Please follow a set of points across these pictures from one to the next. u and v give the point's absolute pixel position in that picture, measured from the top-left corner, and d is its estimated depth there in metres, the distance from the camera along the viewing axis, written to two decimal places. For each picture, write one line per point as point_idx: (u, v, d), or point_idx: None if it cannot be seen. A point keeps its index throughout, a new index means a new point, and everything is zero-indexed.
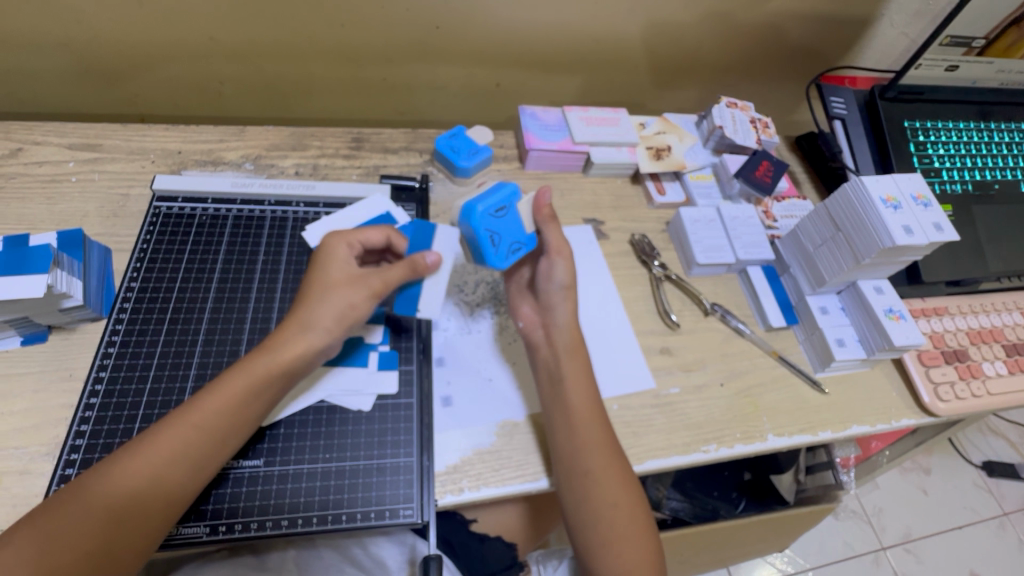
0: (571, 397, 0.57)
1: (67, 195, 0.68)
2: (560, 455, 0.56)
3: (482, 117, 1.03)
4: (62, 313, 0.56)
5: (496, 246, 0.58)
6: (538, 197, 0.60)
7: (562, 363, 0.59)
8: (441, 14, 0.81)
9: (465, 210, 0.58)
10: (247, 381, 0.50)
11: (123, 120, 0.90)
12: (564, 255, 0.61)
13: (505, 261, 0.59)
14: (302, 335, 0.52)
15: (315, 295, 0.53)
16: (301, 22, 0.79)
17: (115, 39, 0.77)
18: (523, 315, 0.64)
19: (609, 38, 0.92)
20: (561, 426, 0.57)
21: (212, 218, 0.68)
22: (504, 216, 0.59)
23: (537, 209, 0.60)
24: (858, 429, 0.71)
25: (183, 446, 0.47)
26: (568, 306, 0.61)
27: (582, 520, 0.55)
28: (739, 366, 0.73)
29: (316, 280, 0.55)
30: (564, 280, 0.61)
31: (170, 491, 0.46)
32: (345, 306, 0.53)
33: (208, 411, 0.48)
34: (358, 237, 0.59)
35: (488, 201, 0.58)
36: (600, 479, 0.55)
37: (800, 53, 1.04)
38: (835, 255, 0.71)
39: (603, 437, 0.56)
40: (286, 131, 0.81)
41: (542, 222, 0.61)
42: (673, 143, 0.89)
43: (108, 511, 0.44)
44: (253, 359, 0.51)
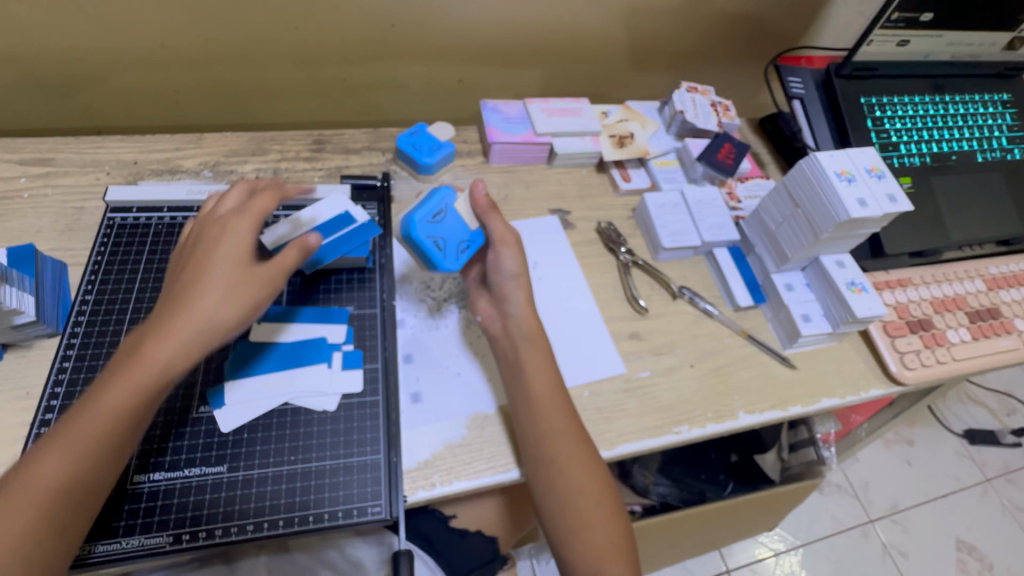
0: (534, 386, 0.58)
1: (18, 211, 0.67)
2: (529, 443, 0.56)
3: (446, 114, 1.03)
4: (14, 330, 0.55)
5: (442, 250, 0.61)
6: (473, 190, 0.62)
7: (522, 354, 0.59)
8: (396, 12, 0.81)
9: (405, 222, 0.61)
10: (172, 358, 0.47)
11: (80, 133, 0.89)
12: (510, 244, 0.62)
13: (455, 262, 0.62)
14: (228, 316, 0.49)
15: (231, 288, 0.50)
16: (255, 25, 0.78)
17: (62, 50, 0.75)
18: (481, 310, 0.65)
19: (567, 29, 0.92)
20: (526, 416, 0.57)
21: (168, 227, 0.67)
22: (443, 221, 0.62)
23: (475, 202, 0.62)
24: (828, 402, 0.72)
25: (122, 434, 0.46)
26: (521, 294, 0.62)
27: (547, 510, 0.55)
28: (709, 346, 0.74)
29: (225, 271, 0.50)
30: (513, 269, 0.62)
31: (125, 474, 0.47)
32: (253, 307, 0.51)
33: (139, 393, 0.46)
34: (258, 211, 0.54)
35: (424, 210, 0.62)
36: (566, 468, 0.55)
37: (759, 36, 1.05)
38: (795, 232, 0.72)
39: (569, 423, 0.57)
40: (246, 136, 0.80)
41: (484, 214, 0.62)
42: (636, 130, 0.89)
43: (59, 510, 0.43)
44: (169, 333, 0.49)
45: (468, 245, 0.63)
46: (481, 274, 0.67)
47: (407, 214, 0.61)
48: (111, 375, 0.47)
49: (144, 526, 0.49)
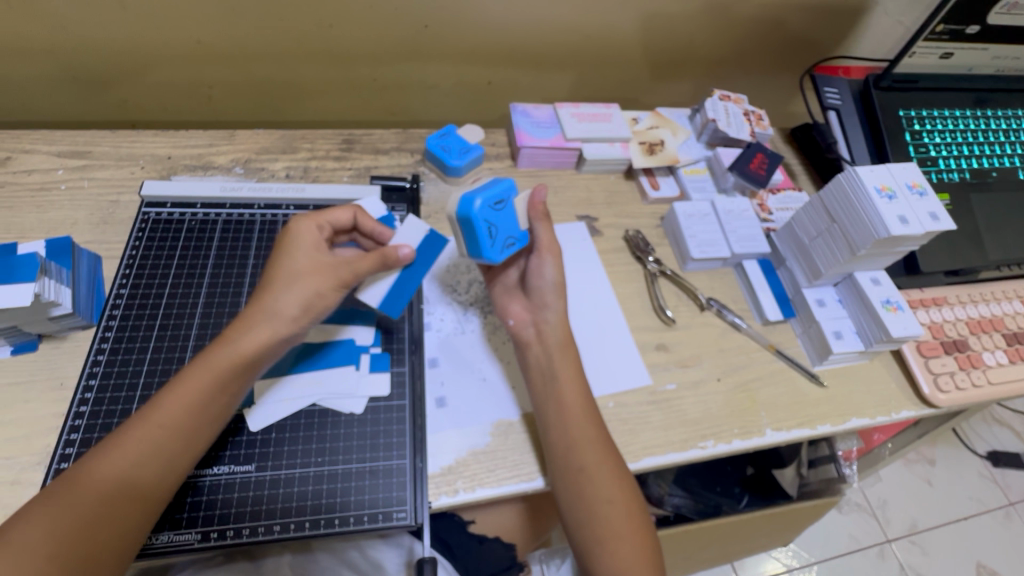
0: (565, 395, 0.57)
1: (56, 202, 0.68)
2: (555, 454, 0.55)
3: (474, 116, 1.02)
4: (51, 321, 0.56)
5: (494, 240, 0.58)
6: (536, 194, 0.60)
7: (556, 361, 0.59)
8: (430, 13, 0.81)
9: (463, 202, 0.56)
10: (207, 376, 0.49)
11: (114, 126, 0.90)
12: (553, 255, 0.63)
13: (499, 255, 0.59)
14: (266, 325, 0.51)
15: (280, 283, 0.52)
16: (290, 24, 0.79)
17: (102, 44, 0.76)
18: (513, 314, 0.64)
19: (599, 34, 0.91)
20: (556, 424, 0.56)
21: (202, 223, 0.68)
22: (502, 211, 0.59)
23: (532, 207, 0.62)
24: (858, 422, 0.70)
25: (147, 447, 0.46)
26: (560, 305, 0.62)
27: (573, 520, 0.55)
28: (737, 360, 0.72)
29: (281, 266, 0.54)
30: (555, 278, 0.62)
31: (144, 491, 0.46)
32: (312, 294, 0.52)
33: (173, 407, 0.48)
34: (326, 219, 0.59)
35: (487, 194, 0.57)
36: (594, 476, 0.54)
37: (793, 45, 1.03)
38: (830, 247, 0.71)
39: (595, 434, 0.56)
40: (276, 134, 0.80)
41: (535, 220, 0.62)
42: (666, 138, 0.88)
43: (75, 524, 0.43)
44: (214, 353, 0.50)
45: (514, 241, 0.61)
46: (515, 277, 0.66)
47: (465, 193, 0.57)
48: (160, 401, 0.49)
49: (173, 524, 0.50)
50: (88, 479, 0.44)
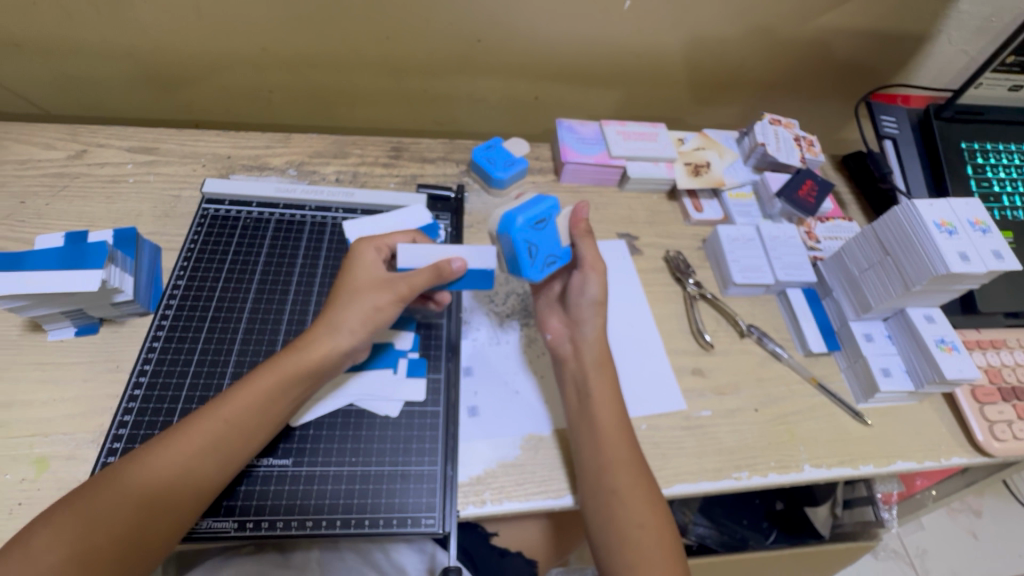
0: (600, 414, 0.57)
1: (124, 194, 0.72)
2: (587, 472, 0.55)
3: (519, 129, 1.04)
4: (113, 307, 0.59)
5: (533, 258, 0.59)
6: (576, 211, 0.62)
7: (590, 380, 0.59)
8: (483, 28, 0.83)
9: (504, 219, 0.59)
10: (272, 380, 0.52)
11: (180, 125, 0.95)
12: (598, 271, 0.62)
13: (540, 274, 0.60)
14: (329, 336, 0.54)
15: (343, 297, 0.55)
16: (350, 35, 0.82)
17: (176, 49, 0.81)
18: (551, 328, 0.65)
19: (649, 53, 0.91)
20: (590, 442, 0.56)
21: (256, 221, 0.71)
22: (543, 229, 0.60)
23: (574, 223, 0.62)
24: (903, 465, 0.67)
25: (210, 440, 0.48)
26: (597, 322, 0.61)
27: (601, 544, 0.53)
28: (776, 391, 0.70)
29: (344, 283, 0.57)
30: (597, 295, 0.61)
31: (199, 482, 0.47)
32: (372, 309, 0.55)
33: (238, 405, 0.50)
34: (387, 240, 0.60)
35: (528, 213, 0.59)
36: (626, 498, 0.53)
37: (849, 71, 1.00)
38: (882, 280, 0.68)
39: (631, 455, 0.55)
40: (329, 139, 0.83)
41: (580, 237, 0.62)
42: (712, 160, 0.87)
43: (137, 505, 0.45)
44: (282, 358, 0.53)
45: (556, 260, 0.61)
46: (558, 291, 0.66)
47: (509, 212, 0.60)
48: (227, 394, 0.51)
49: (213, 510, 0.51)
50: (154, 463, 0.46)
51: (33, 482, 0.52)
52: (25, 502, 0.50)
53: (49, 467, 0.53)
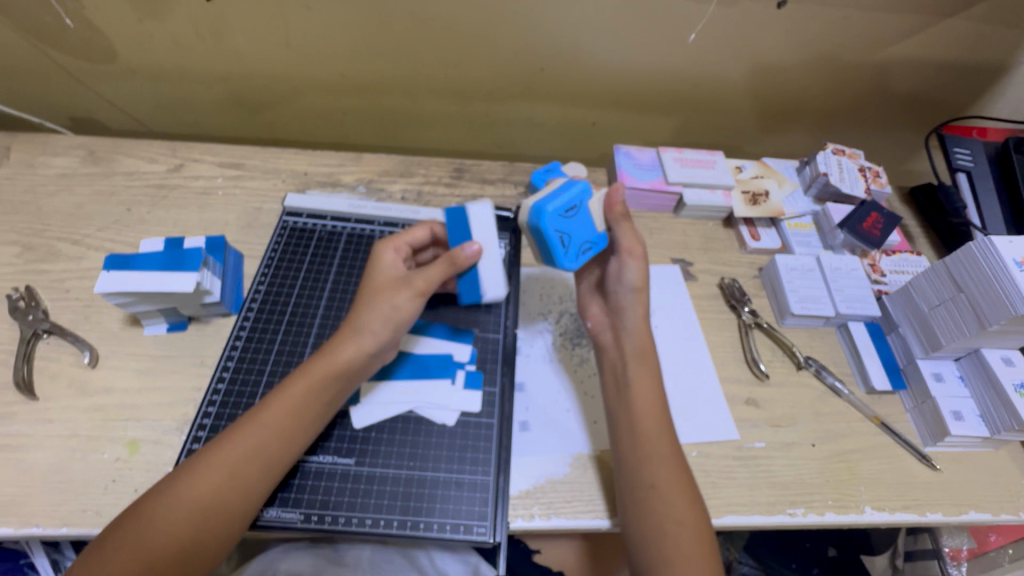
0: (638, 401, 0.57)
1: (214, 205, 0.79)
2: (624, 464, 0.55)
3: (575, 154, 1.07)
4: (202, 307, 0.65)
5: (567, 247, 0.61)
6: (610, 195, 0.63)
7: (630, 366, 0.59)
8: (547, 57, 0.87)
9: (534, 211, 0.59)
10: (307, 384, 0.54)
11: (261, 143, 1.04)
12: (636, 255, 0.63)
13: (575, 262, 0.62)
14: (352, 336, 0.56)
15: (364, 298, 0.58)
16: (421, 63, 0.87)
17: (265, 74, 0.89)
18: (592, 315, 0.67)
19: (709, 82, 0.92)
20: (629, 432, 0.56)
21: (329, 233, 0.76)
22: (574, 216, 0.61)
23: (610, 208, 0.64)
24: (975, 516, 0.63)
25: (253, 445, 0.51)
26: (637, 310, 0.62)
27: (636, 535, 0.52)
28: (835, 428, 0.68)
29: (364, 285, 0.60)
30: (636, 281, 0.63)
31: (246, 487, 0.50)
32: (390, 308, 0.57)
33: (277, 412, 0.52)
34: (405, 241, 0.64)
35: (556, 202, 0.58)
36: (666, 496, 0.52)
37: (919, 102, 0.98)
38: (954, 318, 0.66)
39: (670, 454, 0.55)
40: (396, 159, 0.88)
41: (615, 221, 0.64)
42: (772, 188, 0.86)
43: (193, 511, 0.47)
44: (311, 364, 0.55)
45: (591, 245, 0.63)
46: (595, 279, 0.69)
47: (538, 202, 0.59)
48: (266, 400, 0.54)
49: (282, 502, 0.54)
50: (205, 467, 0.49)
51: (126, 462, 0.57)
52: (118, 480, 0.56)
53: (140, 449, 0.58)
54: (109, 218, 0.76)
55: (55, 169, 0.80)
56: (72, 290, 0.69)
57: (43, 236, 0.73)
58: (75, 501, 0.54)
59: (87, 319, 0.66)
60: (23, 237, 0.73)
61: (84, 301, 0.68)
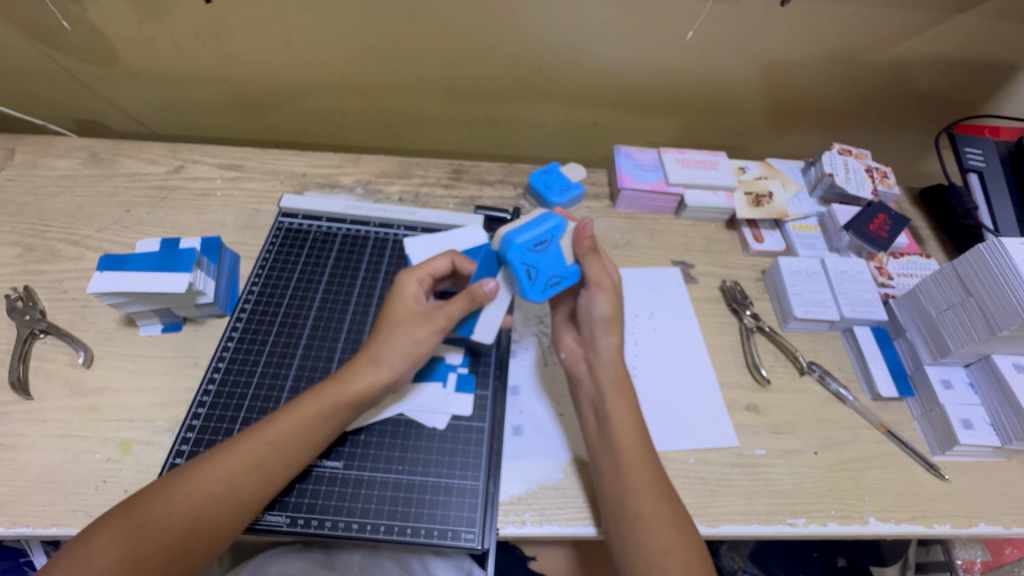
0: (619, 432, 0.55)
1: (212, 206, 0.79)
2: (608, 495, 0.54)
3: (577, 155, 1.06)
4: (196, 308, 0.65)
5: (533, 280, 0.55)
6: (580, 229, 0.56)
7: (607, 399, 0.57)
8: (546, 57, 0.86)
9: (503, 242, 0.54)
10: (319, 406, 0.53)
11: (263, 145, 1.04)
12: (607, 289, 0.58)
13: (542, 295, 0.56)
14: (371, 369, 0.55)
15: (385, 332, 0.56)
16: (419, 63, 0.87)
17: (265, 76, 0.89)
18: (566, 346, 0.63)
19: (711, 81, 0.91)
20: (609, 464, 0.55)
21: (325, 234, 0.76)
22: (544, 250, 0.55)
23: (577, 242, 0.56)
24: (985, 528, 0.61)
25: (257, 459, 0.50)
26: (612, 339, 0.59)
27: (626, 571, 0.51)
28: (839, 435, 0.66)
29: (384, 316, 0.57)
30: (606, 314, 0.58)
31: (244, 500, 0.49)
32: (411, 343, 0.55)
33: (285, 428, 0.52)
34: (427, 271, 0.60)
35: (528, 233, 0.54)
36: (650, 523, 0.51)
37: (929, 101, 0.95)
38: (963, 323, 0.64)
39: (655, 479, 0.53)
40: (395, 160, 0.88)
41: (584, 257, 0.57)
42: (775, 189, 0.84)
43: (188, 517, 0.47)
44: (326, 388, 0.54)
45: (562, 280, 0.57)
46: (568, 310, 0.64)
47: (507, 233, 0.55)
48: (275, 415, 0.53)
49: (269, 505, 0.54)
50: (205, 474, 0.49)
51: (117, 462, 0.57)
52: (109, 480, 0.56)
53: (131, 450, 0.58)
54: (108, 219, 0.77)
55: (57, 171, 0.81)
56: (70, 291, 0.69)
57: (43, 236, 0.74)
58: (65, 501, 0.54)
59: (84, 319, 0.67)
60: (24, 238, 0.74)
61: (81, 301, 0.68)
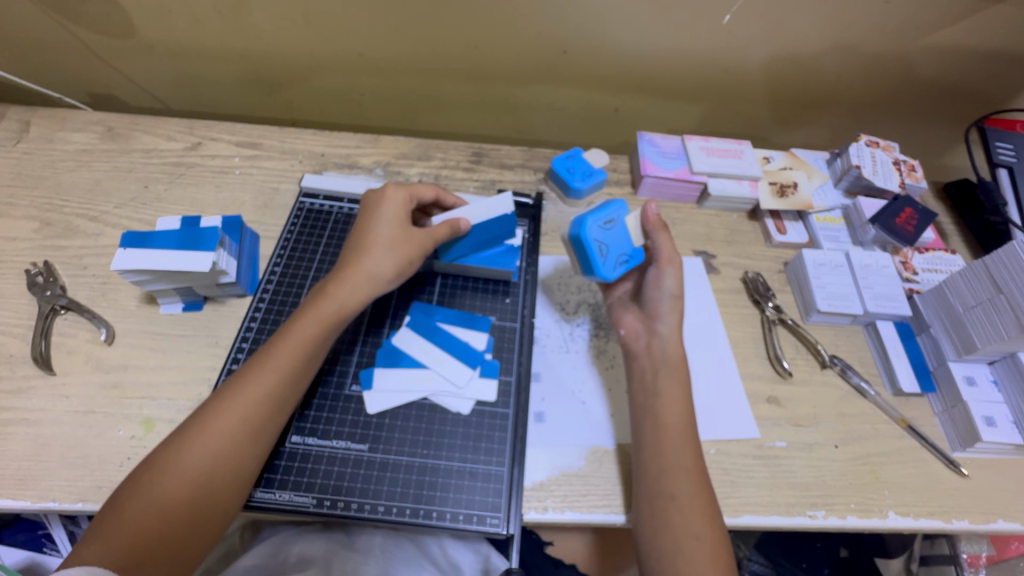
0: (665, 414, 0.56)
1: (230, 185, 0.78)
2: (644, 474, 0.54)
3: (597, 140, 1.04)
4: (217, 287, 0.64)
5: (604, 257, 0.61)
6: (645, 211, 0.63)
7: (660, 376, 0.58)
8: (571, 39, 0.84)
9: (575, 223, 0.60)
10: (320, 326, 0.56)
11: (279, 123, 1.03)
12: (674, 265, 0.63)
13: (613, 272, 0.61)
14: (366, 286, 0.59)
15: (379, 250, 0.60)
16: (441, 43, 0.85)
17: (283, 52, 0.87)
18: (626, 324, 0.65)
19: (737, 69, 0.89)
20: (653, 442, 0.55)
21: (346, 216, 0.75)
22: (611, 230, 0.62)
23: (646, 220, 0.63)
24: (1004, 525, 0.61)
25: (269, 387, 0.52)
26: (674, 317, 0.61)
27: (650, 549, 0.51)
28: (860, 429, 0.66)
29: (377, 238, 0.61)
30: (674, 289, 0.62)
31: (265, 426, 0.51)
32: (401, 262, 0.61)
33: (289, 353, 0.54)
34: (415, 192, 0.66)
35: (597, 214, 0.60)
36: (685, 506, 0.51)
37: (959, 94, 0.93)
38: (991, 321, 0.63)
39: (692, 461, 0.54)
40: (414, 142, 0.86)
41: (653, 232, 0.63)
42: (800, 180, 0.83)
43: (219, 450, 0.49)
44: (322, 305, 0.57)
45: (627, 259, 0.63)
46: (629, 291, 0.68)
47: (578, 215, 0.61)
48: (273, 341, 0.55)
49: (293, 485, 0.54)
50: (226, 410, 0.50)
51: (141, 440, 0.57)
52: (133, 457, 0.56)
53: (154, 427, 0.58)
54: (126, 195, 0.76)
55: (74, 145, 0.80)
56: (89, 267, 0.69)
57: (61, 211, 0.73)
58: (91, 477, 0.54)
59: (105, 296, 0.66)
60: (42, 213, 0.73)
61: (101, 277, 0.68)
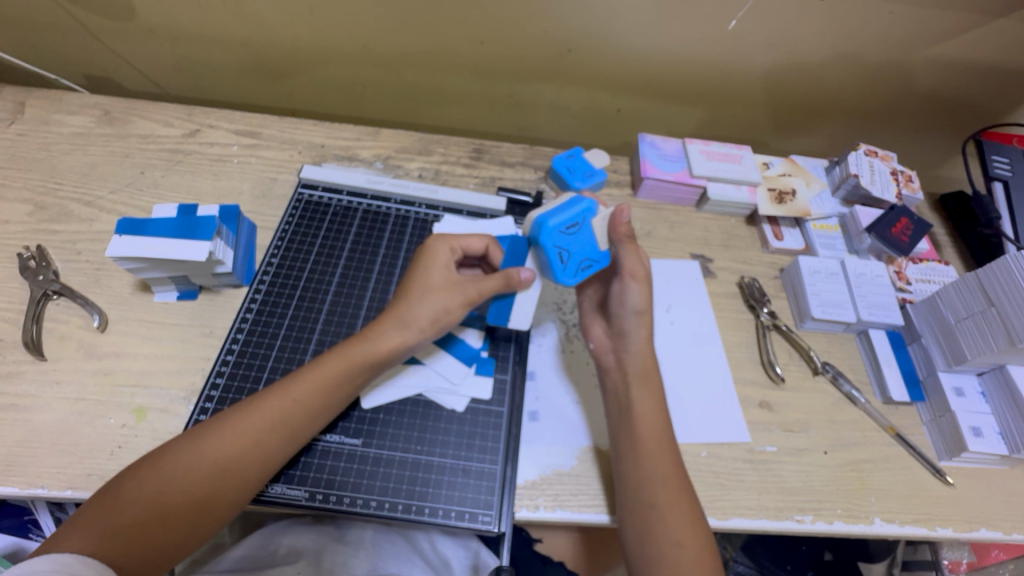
0: (643, 423, 0.56)
1: (228, 173, 0.78)
2: (622, 484, 0.54)
3: (598, 140, 1.04)
4: (213, 277, 0.64)
5: (565, 263, 0.55)
6: (616, 216, 0.55)
7: (633, 390, 0.58)
8: (575, 38, 0.84)
9: (535, 223, 0.54)
10: (343, 364, 0.54)
11: (279, 112, 1.02)
12: (638, 279, 0.59)
13: (572, 278, 0.56)
14: (398, 331, 0.55)
15: (415, 295, 0.56)
16: (445, 37, 0.85)
17: (286, 41, 0.87)
18: (594, 337, 0.64)
19: (741, 74, 0.89)
20: (629, 451, 0.55)
21: (345, 209, 0.75)
22: (576, 234, 0.55)
23: (615, 227, 0.56)
24: (985, 533, 0.62)
25: (281, 415, 0.51)
26: (642, 332, 0.59)
27: (635, 558, 0.51)
28: (849, 436, 0.67)
29: (416, 280, 0.57)
30: (638, 305, 0.59)
31: (268, 454, 0.50)
32: (441, 310, 0.56)
33: (309, 385, 0.53)
34: (460, 243, 0.61)
35: (561, 216, 0.54)
36: (666, 515, 0.51)
37: (958, 106, 0.94)
38: (982, 333, 0.64)
39: (675, 470, 0.54)
40: (415, 136, 0.86)
41: (620, 243, 0.57)
42: (799, 187, 0.83)
43: (216, 466, 0.48)
44: (352, 345, 0.55)
45: (593, 265, 0.57)
46: (596, 299, 0.65)
47: (541, 214, 0.55)
48: (296, 373, 0.54)
49: (286, 479, 0.54)
50: (233, 430, 0.49)
51: (133, 428, 0.56)
52: (124, 446, 0.55)
53: (146, 416, 0.57)
54: (122, 180, 0.75)
55: (69, 128, 0.79)
56: (83, 253, 0.68)
57: (55, 195, 0.73)
58: (80, 465, 0.54)
59: (98, 282, 0.65)
60: (35, 196, 0.72)
61: (95, 263, 0.67)
